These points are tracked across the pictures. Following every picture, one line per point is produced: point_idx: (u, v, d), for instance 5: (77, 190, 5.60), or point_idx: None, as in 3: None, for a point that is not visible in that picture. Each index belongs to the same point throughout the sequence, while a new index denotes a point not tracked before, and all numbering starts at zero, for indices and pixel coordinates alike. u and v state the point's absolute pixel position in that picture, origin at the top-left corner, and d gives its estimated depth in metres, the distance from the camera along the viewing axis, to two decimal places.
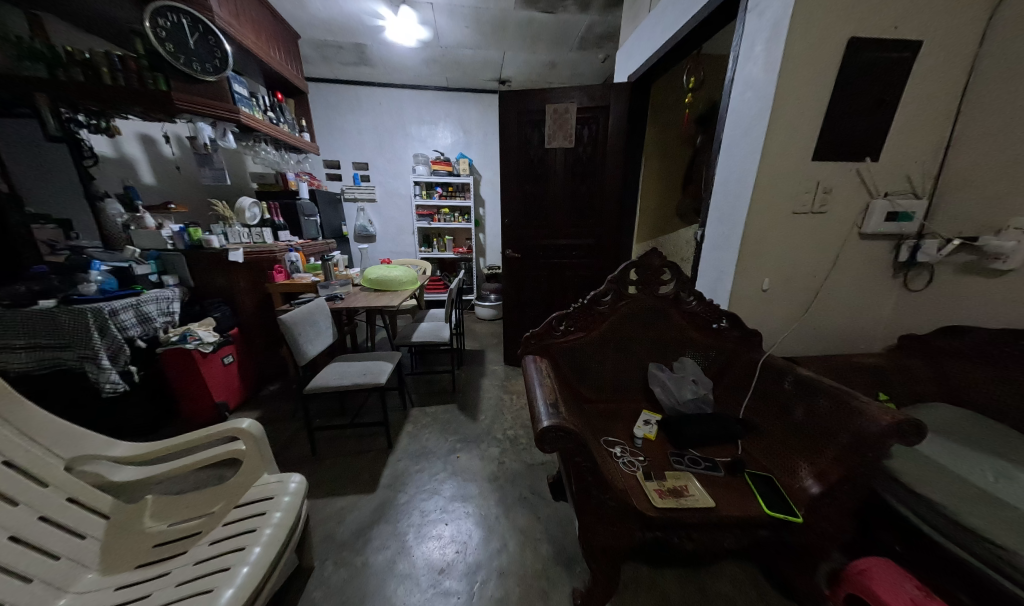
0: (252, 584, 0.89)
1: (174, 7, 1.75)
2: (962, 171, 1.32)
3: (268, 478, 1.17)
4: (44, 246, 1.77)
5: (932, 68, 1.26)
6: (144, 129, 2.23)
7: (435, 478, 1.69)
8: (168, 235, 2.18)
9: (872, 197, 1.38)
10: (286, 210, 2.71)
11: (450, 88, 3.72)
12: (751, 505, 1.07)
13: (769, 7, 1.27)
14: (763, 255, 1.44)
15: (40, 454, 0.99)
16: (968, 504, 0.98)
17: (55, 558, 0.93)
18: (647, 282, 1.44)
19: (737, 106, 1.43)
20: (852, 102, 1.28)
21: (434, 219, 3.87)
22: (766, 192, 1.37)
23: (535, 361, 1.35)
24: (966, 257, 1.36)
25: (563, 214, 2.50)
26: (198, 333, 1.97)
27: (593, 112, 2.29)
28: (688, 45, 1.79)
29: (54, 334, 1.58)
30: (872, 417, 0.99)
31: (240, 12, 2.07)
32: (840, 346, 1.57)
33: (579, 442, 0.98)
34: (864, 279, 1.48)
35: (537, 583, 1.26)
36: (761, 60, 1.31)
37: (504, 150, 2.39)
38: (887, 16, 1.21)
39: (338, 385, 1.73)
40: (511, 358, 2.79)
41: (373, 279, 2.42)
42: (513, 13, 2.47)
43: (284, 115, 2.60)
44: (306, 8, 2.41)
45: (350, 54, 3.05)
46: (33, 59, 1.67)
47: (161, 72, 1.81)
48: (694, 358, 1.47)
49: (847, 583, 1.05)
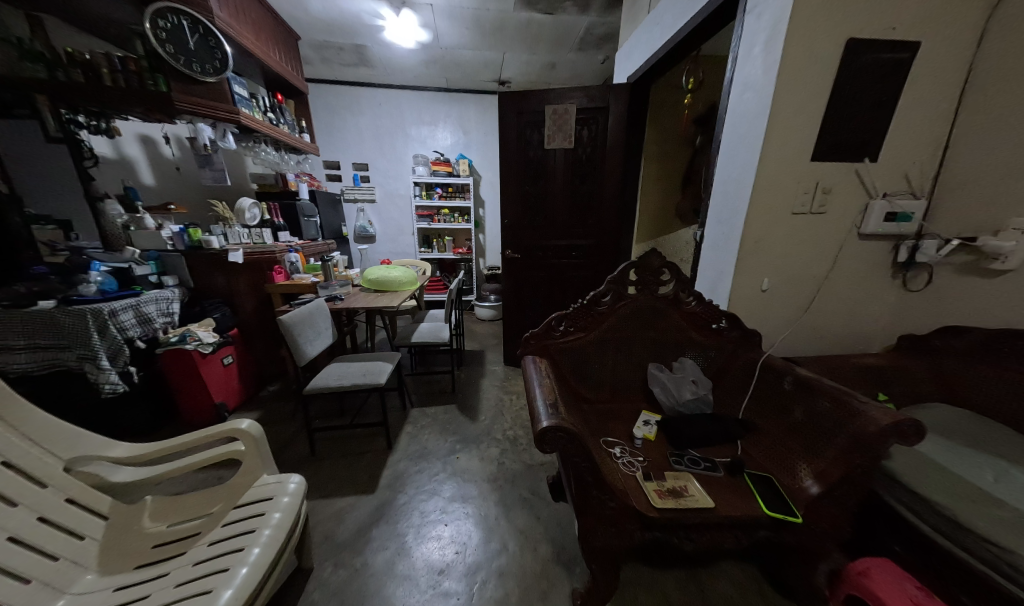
0: (251, 584, 0.89)
1: (175, 8, 1.76)
2: (961, 172, 1.32)
3: (268, 479, 1.17)
4: (44, 247, 1.78)
5: (930, 68, 1.26)
6: (144, 129, 2.24)
7: (435, 479, 1.69)
8: (168, 236, 2.17)
9: (871, 197, 1.38)
10: (286, 210, 2.71)
11: (450, 89, 3.73)
12: (750, 505, 1.07)
13: (767, 8, 1.28)
14: (762, 255, 1.45)
15: (39, 454, 0.99)
16: (967, 504, 0.98)
17: (54, 559, 0.93)
18: (647, 282, 1.44)
19: (735, 107, 1.44)
20: (851, 102, 1.28)
21: (434, 220, 3.87)
22: (765, 193, 1.37)
23: (535, 361, 1.35)
24: (965, 257, 1.37)
25: (562, 215, 2.50)
26: (198, 333, 1.98)
27: (593, 112, 2.29)
28: (687, 46, 1.80)
29: (53, 334, 1.58)
30: (872, 417, 0.99)
31: (240, 13, 2.08)
32: (840, 346, 1.57)
33: (578, 441, 0.98)
34: (864, 279, 1.48)
35: (537, 584, 1.26)
36: (760, 61, 1.32)
37: (503, 151, 2.39)
38: (885, 17, 1.21)
39: (338, 385, 1.73)
40: (511, 359, 2.79)
41: (373, 279, 2.42)
42: (512, 14, 2.47)
43: (284, 115, 2.60)
44: (306, 9, 2.41)
45: (350, 55, 3.06)
46: (32, 60, 1.68)
47: (161, 73, 1.81)
48: (694, 358, 1.47)
49: (847, 583, 1.05)
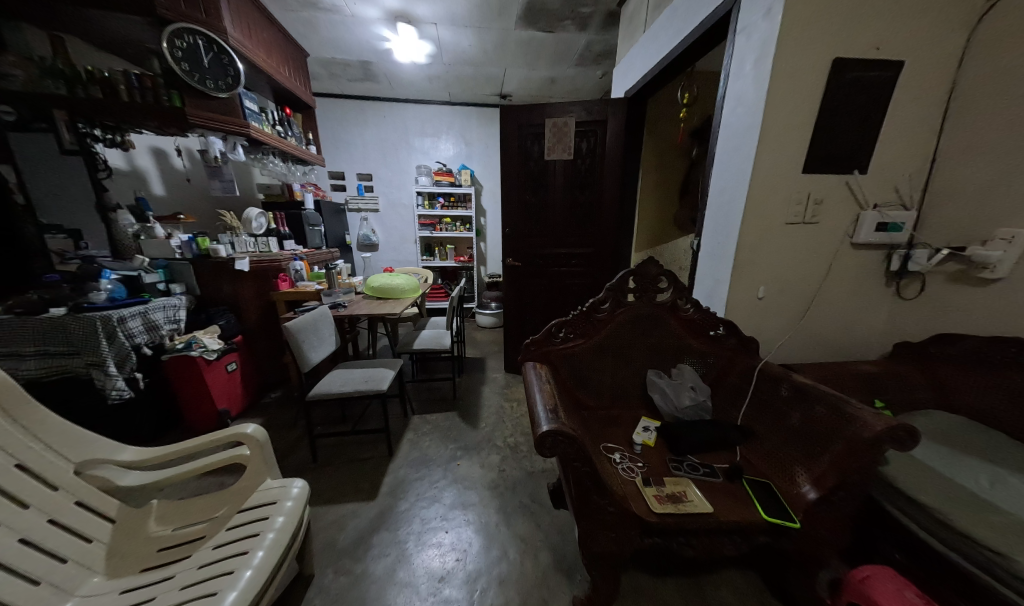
0: (256, 587, 0.91)
1: (191, 28, 1.82)
2: (948, 186, 1.36)
3: (271, 483, 1.18)
4: (55, 255, 1.81)
5: (913, 85, 1.31)
6: (156, 142, 2.31)
7: (436, 486, 1.70)
8: (176, 245, 2.22)
9: (862, 208, 1.42)
10: (292, 219, 2.77)
11: (452, 102, 3.82)
12: (750, 512, 1.08)
13: (756, 29, 1.34)
14: (758, 263, 1.48)
15: (51, 457, 1.01)
16: (961, 510, 0.99)
17: (62, 562, 0.94)
18: (645, 289, 1.47)
19: (728, 121, 1.49)
20: (840, 118, 1.33)
21: (436, 229, 3.93)
22: (759, 203, 1.41)
23: (535, 367, 1.37)
24: (955, 267, 1.40)
25: (562, 224, 2.54)
26: (203, 341, 2.00)
27: (591, 125, 2.35)
28: (682, 62, 1.86)
29: (63, 342, 1.61)
30: (866, 423, 1.01)
31: (252, 32, 2.16)
32: (835, 354, 1.60)
33: (578, 445, 1.00)
34: (857, 287, 1.52)
35: (537, 591, 1.26)
36: (750, 78, 1.37)
37: (504, 161, 2.45)
38: (869, 37, 1.26)
39: (341, 391, 1.76)
40: (511, 367, 2.81)
41: (376, 287, 2.45)
42: (513, 32, 2.55)
43: (292, 128, 2.68)
44: (315, 27, 2.51)
45: (357, 70, 3.16)
46: (54, 78, 1.74)
47: (176, 90, 1.87)
48: (692, 366, 1.49)
49: (848, 592, 1.04)
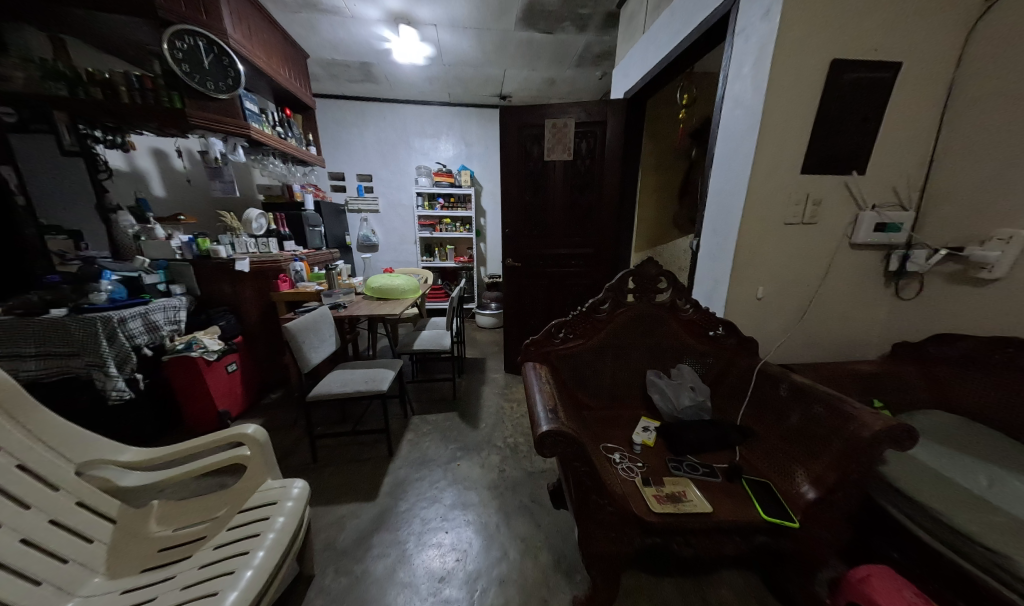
0: (256, 586, 0.92)
1: (191, 30, 1.82)
2: (946, 187, 1.37)
3: (272, 483, 1.19)
4: (55, 256, 1.82)
5: (911, 87, 1.32)
6: (157, 143, 2.31)
7: (436, 486, 1.71)
8: (176, 246, 2.23)
9: (860, 209, 1.43)
10: (292, 220, 2.78)
11: (452, 103, 3.82)
12: (749, 512, 1.08)
13: (754, 31, 1.34)
14: (757, 264, 1.48)
15: (52, 457, 1.01)
16: (960, 509, 0.99)
17: (63, 563, 0.95)
18: (645, 290, 1.47)
19: (727, 122, 1.49)
20: (838, 119, 1.33)
21: (436, 230, 3.93)
22: (758, 204, 1.41)
23: (535, 368, 1.37)
24: (953, 267, 1.40)
25: (562, 225, 2.55)
26: (204, 341, 2.00)
27: (591, 126, 2.36)
28: (681, 63, 1.86)
29: (63, 343, 1.62)
30: (864, 422, 1.02)
31: (252, 33, 2.16)
32: (833, 354, 1.60)
33: (577, 445, 1.00)
34: (856, 287, 1.52)
35: (537, 591, 1.27)
36: (749, 80, 1.37)
37: (504, 162, 2.45)
38: (867, 38, 1.27)
39: (341, 392, 1.76)
40: (511, 367, 2.81)
41: (376, 287, 2.46)
42: (513, 34, 2.55)
43: (292, 130, 2.68)
44: (315, 29, 2.52)
45: (357, 72, 3.16)
46: (55, 79, 1.74)
47: (177, 91, 1.88)
48: (692, 366, 1.50)
49: (848, 591, 1.05)
